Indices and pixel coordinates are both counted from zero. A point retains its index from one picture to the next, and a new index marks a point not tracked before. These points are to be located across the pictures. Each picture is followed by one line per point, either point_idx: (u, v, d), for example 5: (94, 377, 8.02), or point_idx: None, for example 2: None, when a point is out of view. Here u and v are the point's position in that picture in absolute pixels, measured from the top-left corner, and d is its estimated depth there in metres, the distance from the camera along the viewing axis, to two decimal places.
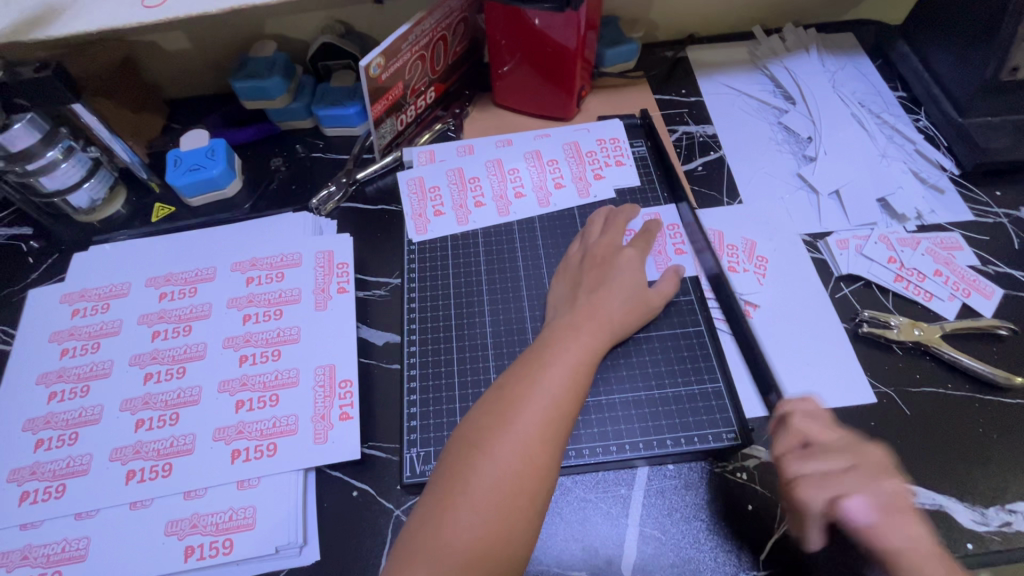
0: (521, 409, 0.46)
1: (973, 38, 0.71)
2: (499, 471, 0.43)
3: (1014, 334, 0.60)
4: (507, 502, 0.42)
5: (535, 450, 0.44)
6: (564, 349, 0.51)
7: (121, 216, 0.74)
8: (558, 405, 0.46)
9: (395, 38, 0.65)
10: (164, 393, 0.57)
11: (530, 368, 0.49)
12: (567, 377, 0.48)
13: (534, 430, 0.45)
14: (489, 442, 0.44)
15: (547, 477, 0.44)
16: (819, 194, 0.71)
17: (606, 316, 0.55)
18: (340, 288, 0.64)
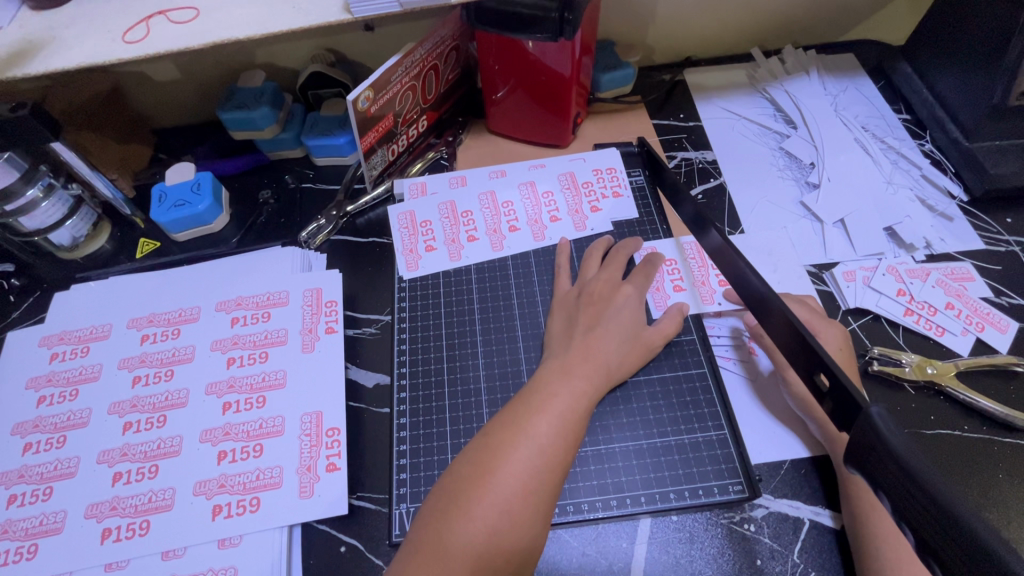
0: (505, 461, 0.43)
1: (977, 62, 0.69)
2: (480, 530, 0.40)
3: None
4: (486, 564, 0.40)
5: (518, 507, 0.42)
6: (556, 396, 0.48)
7: (105, 252, 0.72)
8: (545, 458, 0.44)
9: (383, 70, 0.63)
10: (143, 444, 0.55)
11: (517, 415, 0.46)
12: (557, 429, 0.46)
13: (519, 486, 0.42)
14: (470, 497, 0.41)
15: (530, 537, 0.41)
16: (823, 223, 0.69)
17: (605, 359, 0.53)
18: (329, 327, 0.62)
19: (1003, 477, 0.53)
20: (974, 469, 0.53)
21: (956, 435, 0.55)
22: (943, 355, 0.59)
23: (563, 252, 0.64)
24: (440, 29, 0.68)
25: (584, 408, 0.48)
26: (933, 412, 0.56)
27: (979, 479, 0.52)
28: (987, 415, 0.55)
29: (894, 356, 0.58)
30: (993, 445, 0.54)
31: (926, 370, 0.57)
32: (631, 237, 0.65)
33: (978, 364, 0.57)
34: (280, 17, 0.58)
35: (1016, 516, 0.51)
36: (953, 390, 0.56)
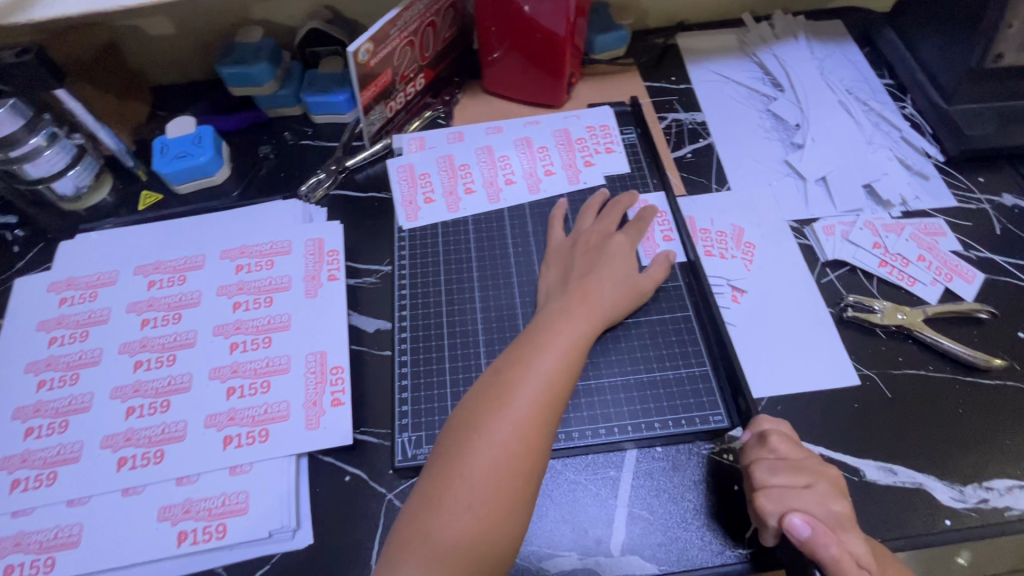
0: (515, 392, 0.46)
1: (957, 26, 0.71)
2: (497, 451, 0.43)
3: (994, 318, 0.61)
4: (503, 481, 0.43)
5: (529, 432, 0.45)
6: (556, 333, 0.51)
7: (107, 204, 0.73)
8: (550, 388, 0.47)
9: (383, 23, 0.64)
10: (154, 381, 0.57)
11: (523, 352, 0.49)
12: (559, 362, 0.49)
13: (528, 413, 0.45)
14: (485, 423, 0.45)
15: (541, 458, 0.45)
16: (806, 180, 0.72)
17: (600, 299, 0.55)
18: (331, 275, 0.64)
19: (962, 411, 0.57)
20: (935, 404, 0.57)
21: (922, 375, 0.59)
22: (914, 303, 0.63)
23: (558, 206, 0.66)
24: None
25: (583, 344, 0.51)
26: (901, 354, 0.60)
27: (938, 414, 0.57)
28: (951, 357, 0.59)
29: (867, 303, 0.62)
30: (955, 384, 0.58)
31: (897, 316, 0.61)
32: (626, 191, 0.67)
33: (946, 310, 0.61)
34: None
35: (972, 447, 0.55)
36: (921, 334, 0.60)
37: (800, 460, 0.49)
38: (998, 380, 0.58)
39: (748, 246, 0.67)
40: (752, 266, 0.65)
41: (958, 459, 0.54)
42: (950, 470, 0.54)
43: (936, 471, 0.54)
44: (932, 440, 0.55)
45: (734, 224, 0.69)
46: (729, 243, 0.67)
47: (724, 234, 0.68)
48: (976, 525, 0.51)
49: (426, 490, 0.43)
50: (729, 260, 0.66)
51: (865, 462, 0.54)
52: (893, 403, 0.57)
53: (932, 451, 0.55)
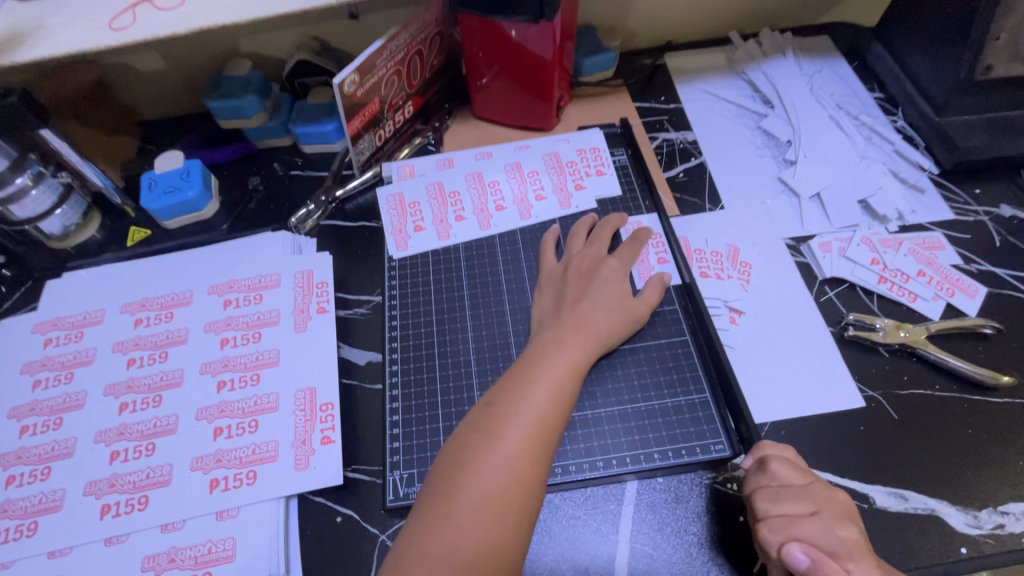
0: (506, 427, 0.45)
1: (944, 39, 0.71)
2: (487, 491, 0.42)
3: (999, 333, 0.60)
4: (492, 523, 0.41)
5: (520, 469, 0.43)
6: (549, 365, 0.50)
7: (96, 241, 0.73)
8: (542, 422, 0.45)
9: (368, 55, 0.64)
10: (140, 423, 0.56)
11: (515, 385, 0.48)
12: (552, 395, 0.47)
13: (520, 449, 0.44)
14: (474, 461, 0.43)
15: (533, 498, 0.43)
16: (801, 197, 0.71)
17: (595, 328, 0.54)
18: (321, 307, 0.63)
19: (971, 431, 0.55)
20: (942, 425, 0.55)
21: (928, 394, 0.57)
22: (916, 320, 0.62)
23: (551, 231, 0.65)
24: (423, 13, 0.69)
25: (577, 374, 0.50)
26: (905, 373, 0.58)
27: (947, 434, 0.55)
28: (957, 375, 0.58)
29: (868, 321, 0.61)
30: (962, 403, 0.56)
31: (899, 334, 0.60)
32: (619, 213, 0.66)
33: (949, 326, 0.60)
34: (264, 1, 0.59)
35: (983, 469, 0.53)
36: (925, 352, 0.58)
37: (804, 486, 0.48)
38: (1007, 397, 0.56)
39: (744, 266, 0.66)
40: (749, 286, 0.64)
41: (970, 482, 0.52)
42: (962, 494, 0.52)
43: (948, 495, 0.52)
44: (942, 463, 0.53)
45: (729, 243, 0.68)
46: (725, 264, 0.66)
47: (720, 254, 0.66)
48: (993, 552, 0.49)
49: (412, 534, 0.41)
50: (726, 280, 0.64)
51: (874, 488, 0.52)
52: (899, 425, 0.56)
53: (942, 473, 0.53)
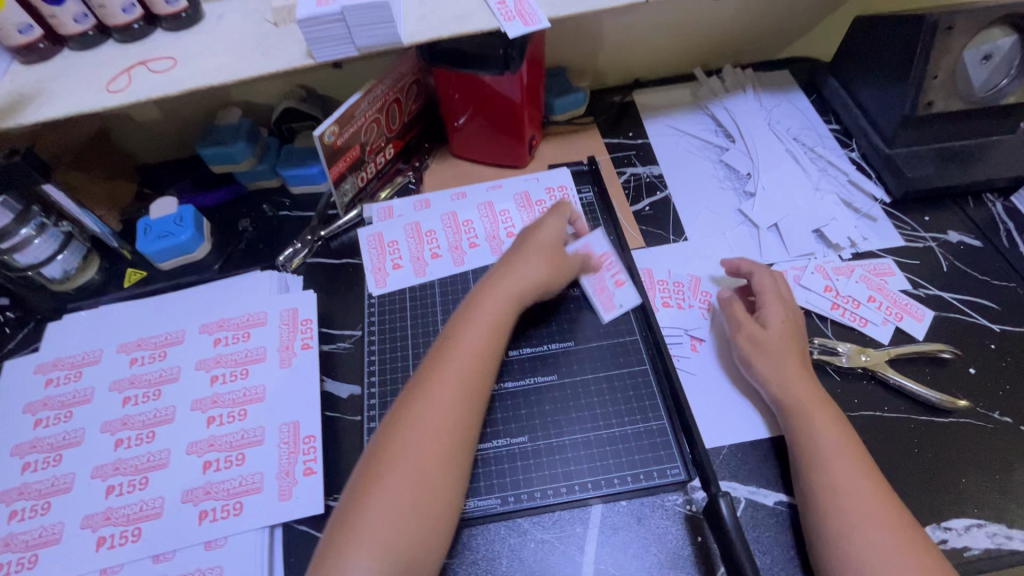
0: (422, 414, 0.51)
1: (887, 76, 0.76)
2: (407, 471, 0.48)
3: (957, 359, 0.63)
4: (415, 499, 0.47)
5: (435, 452, 0.49)
6: (463, 353, 0.55)
7: (95, 283, 0.77)
8: (452, 409, 0.51)
9: (347, 107, 0.68)
10: (134, 458, 0.59)
11: (428, 374, 0.53)
12: (466, 368, 0.54)
13: (434, 431, 0.50)
14: (395, 445, 0.49)
15: (452, 477, 0.49)
16: (759, 228, 0.75)
17: (516, 297, 0.60)
18: (305, 344, 0.67)
19: (918, 451, 0.58)
20: (892, 445, 0.59)
21: (879, 416, 0.60)
22: (871, 345, 0.65)
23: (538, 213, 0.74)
24: (399, 65, 0.74)
25: (489, 358, 0.55)
26: (857, 396, 0.62)
27: (895, 454, 0.58)
28: (912, 398, 0.61)
29: (831, 345, 0.64)
30: (911, 424, 0.60)
31: (860, 358, 0.63)
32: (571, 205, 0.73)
33: (905, 351, 0.63)
34: (249, 61, 0.64)
35: (928, 487, 0.56)
36: (884, 375, 0.62)
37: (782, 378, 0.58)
38: (953, 417, 0.60)
39: (705, 295, 0.70)
40: (709, 316, 0.68)
41: (916, 500, 0.55)
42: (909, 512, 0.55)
43: None
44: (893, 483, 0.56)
45: (692, 274, 0.72)
46: (686, 294, 0.70)
47: (682, 284, 0.71)
48: None
49: (343, 513, 0.47)
50: (687, 310, 0.69)
51: None
52: None
53: None
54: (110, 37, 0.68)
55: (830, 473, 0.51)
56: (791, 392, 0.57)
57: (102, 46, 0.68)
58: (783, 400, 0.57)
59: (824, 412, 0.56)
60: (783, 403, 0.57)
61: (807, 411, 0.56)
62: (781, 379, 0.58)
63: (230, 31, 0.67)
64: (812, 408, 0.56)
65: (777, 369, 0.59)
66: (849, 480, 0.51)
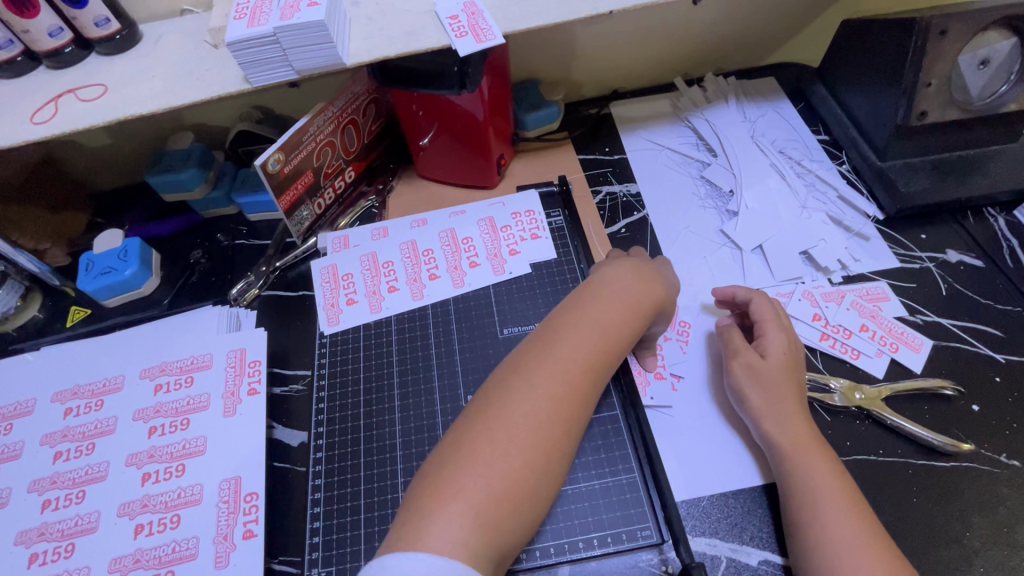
0: (518, 391, 0.44)
1: (879, 83, 0.71)
2: (505, 460, 0.41)
3: (960, 395, 0.58)
4: (507, 492, 0.40)
5: (547, 447, 0.43)
6: (570, 336, 0.48)
7: (37, 322, 0.73)
8: (567, 397, 0.45)
9: (292, 132, 0.64)
10: (61, 522, 0.55)
11: (542, 355, 0.47)
12: (584, 352, 0.47)
13: (554, 425, 0.43)
14: (503, 428, 0.42)
15: (549, 474, 0.42)
16: (742, 250, 0.70)
17: (627, 300, 0.52)
18: (251, 389, 0.62)
19: (917, 501, 0.53)
20: (888, 495, 0.53)
21: (874, 460, 0.55)
22: (863, 379, 0.60)
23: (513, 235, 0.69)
24: (351, 85, 0.69)
25: (614, 344, 0.49)
26: (850, 438, 0.56)
27: (892, 505, 0.53)
28: (913, 440, 0.56)
29: (823, 381, 0.59)
30: (909, 470, 0.54)
31: (854, 396, 0.58)
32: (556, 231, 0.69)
33: (901, 388, 0.58)
34: (184, 87, 0.59)
35: (929, 543, 0.51)
36: (881, 415, 0.56)
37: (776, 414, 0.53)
38: (954, 460, 0.54)
39: (683, 326, 0.65)
40: (689, 347, 0.63)
41: (915, 557, 0.50)
42: None
43: None
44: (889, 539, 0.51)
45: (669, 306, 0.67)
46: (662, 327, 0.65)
47: None
48: None
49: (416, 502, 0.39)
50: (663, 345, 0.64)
51: None
52: None
53: None
54: (41, 64, 0.63)
55: (829, 530, 0.46)
56: (784, 437, 0.52)
57: (33, 73, 0.62)
58: (775, 441, 0.53)
59: (819, 458, 0.51)
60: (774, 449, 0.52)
61: (800, 458, 0.51)
62: (777, 420, 0.53)
63: (167, 54, 0.63)
64: (801, 454, 0.51)
65: (770, 411, 0.54)
66: (849, 540, 0.45)
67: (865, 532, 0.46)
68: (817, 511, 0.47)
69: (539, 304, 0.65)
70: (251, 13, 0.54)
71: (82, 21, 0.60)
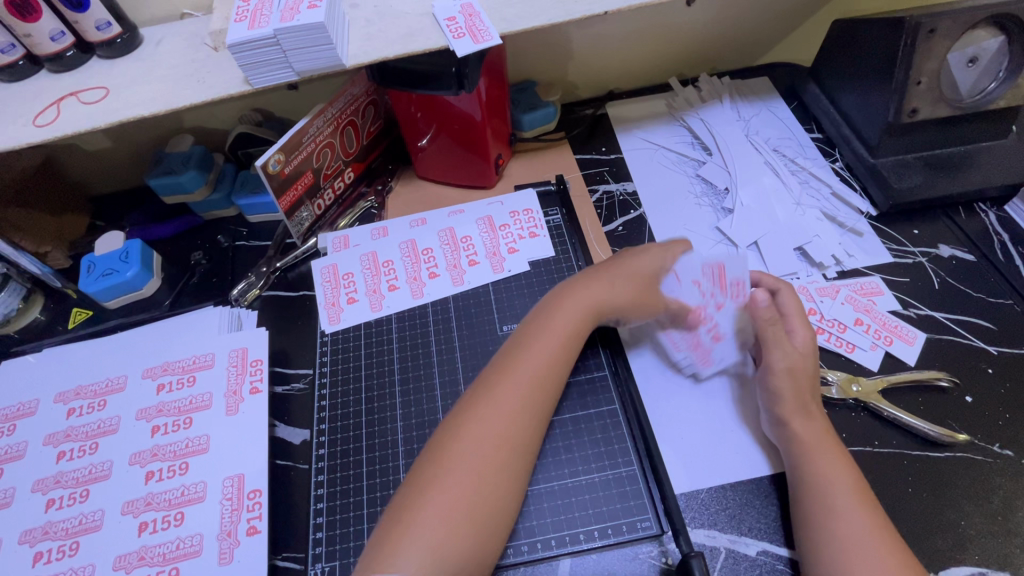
0: (469, 427, 0.49)
1: (870, 82, 0.72)
2: (472, 459, 0.48)
3: (955, 386, 0.59)
4: (477, 488, 0.47)
5: (509, 446, 0.49)
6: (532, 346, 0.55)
7: (39, 324, 0.73)
8: (524, 403, 0.51)
9: (292, 133, 0.64)
10: (65, 521, 0.55)
11: (506, 368, 0.53)
12: (529, 381, 0.53)
13: (514, 427, 0.50)
14: (471, 432, 0.49)
15: (513, 470, 0.49)
16: (738, 246, 0.71)
17: (583, 328, 0.57)
18: (253, 387, 0.62)
19: (912, 490, 0.53)
20: (885, 485, 0.54)
21: (870, 451, 0.56)
22: (858, 372, 0.61)
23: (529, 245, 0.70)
24: (351, 87, 0.70)
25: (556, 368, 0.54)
26: (846, 430, 0.57)
27: (888, 495, 0.53)
28: (909, 431, 0.56)
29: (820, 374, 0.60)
30: (904, 460, 0.55)
31: (851, 388, 0.58)
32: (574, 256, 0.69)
33: (898, 380, 0.59)
34: (184, 89, 0.59)
35: (924, 532, 0.51)
36: (877, 407, 0.57)
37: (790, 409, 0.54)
38: (950, 450, 0.55)
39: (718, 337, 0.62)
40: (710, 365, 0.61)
41: (912, 545, 0.51)
42: None
43: None
44: None
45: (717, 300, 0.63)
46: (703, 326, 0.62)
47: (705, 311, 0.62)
48: None
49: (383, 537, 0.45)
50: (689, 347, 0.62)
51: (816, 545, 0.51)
52: None
53: None
54: (43, 67, 0.63)
55: (840, 522, 0.47)
56: (798, 433, 0.53)
57: (34, 76, 0.63)
58: (786, 431, 0.53)
59: (831, 452, 0.51)
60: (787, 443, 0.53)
61: (812, 453, 0.51)
62: (793, 416, 0.54)
63: (167, 57, 0.63)
64: (814, 447, 0.52)
65: (785, 407, 0.54)
66: (859, 532, 0.46)
67: (875, 524, 0.47)
68: (828, 503, 0.48)
69: (539, 301, 0.65)
70: (251, 16, 0.55)
71: (84, 24, 0.60)
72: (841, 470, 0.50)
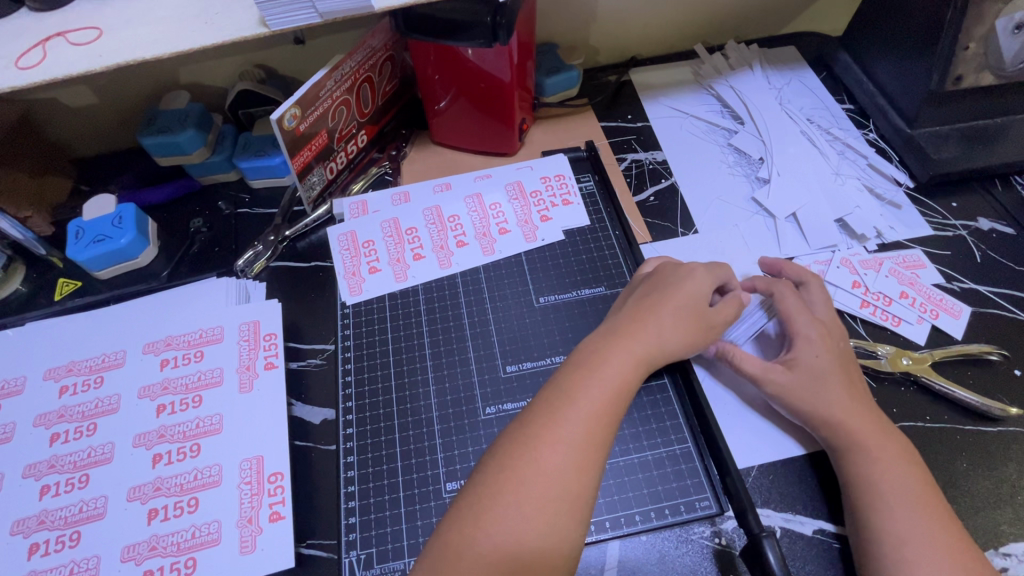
0: (537, 442, 0.42)
1: (911, 49, 0.69)
2: (529, 492, 0.40)
3: (1004, 360, 0.57)
4: (530, 520, 0.40)
5: (574, 481, 0.41)
6: (608, 366, 0.47)
7: (20, 296, 0.67)
8: (590, 428, 0.43)
9: (309, 86, 0.59)
10: (63, 509, 0.50)
11: (570, 385, 0.45)
12: (603, 394, 0.45)
13: (581, 458, 0.42)
14: (531, 459, 0.42)
15: (577, 512, 0.41)
16: (776, 218, 0.68)
17: (677, 332, 0.50)
18: (268, 362, 0.57)
19: (968, 466, 0.52)
20: (939, 460, 0.52)
21: (922, 426, 0.54)
22: (906, 346, 0.59)
23: (557, 223, 0.66)
24: (370, 39, 0.64)
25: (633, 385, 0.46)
26: (898, 404, 0.55)
27: (944, 470, 0.52)
28: (961, 406, 0.55)
29: (869, 348, 0.57)
30: (958, 434, 0.54)
31: (902, 361, 0.57)
32: (608, 234, 0.65)
33: (949, 353, 0.57)
34: (191, 32, 0.53)
35: (981, 508, 0.50)
36: (928, 381, 0.55)
37: (838, 385, 0.51)
38: (1002, 425, 0.54)
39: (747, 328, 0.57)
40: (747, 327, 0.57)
41: (970, 522, 0.49)
42: None
43: None
44: None
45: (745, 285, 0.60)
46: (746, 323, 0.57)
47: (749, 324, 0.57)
48: None
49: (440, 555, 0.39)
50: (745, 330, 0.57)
51: None
52: None
53: None
54: (24, 5, 0.56)
55: (894, 520, 0.44)
56: (836, 432, 0.49)
57: (14, 15, 0.55)
58: (849, 408, 0.49)
59: (889, 448, 0.47)
60: (832, 439, 0.49)
61: (866, 449, 0.47)
62: (846, 401, 0.50)
63: None
64: (865, 438, 0.48)
65: (816, 404, 0.50)
66: (897, 530, 0.43)
67: (932, 524, 0.44)
68: (882, 501, 0.45)
69: (575, 272, 0.62)
70: None
71: None
72: (890, 467, 0.46)
